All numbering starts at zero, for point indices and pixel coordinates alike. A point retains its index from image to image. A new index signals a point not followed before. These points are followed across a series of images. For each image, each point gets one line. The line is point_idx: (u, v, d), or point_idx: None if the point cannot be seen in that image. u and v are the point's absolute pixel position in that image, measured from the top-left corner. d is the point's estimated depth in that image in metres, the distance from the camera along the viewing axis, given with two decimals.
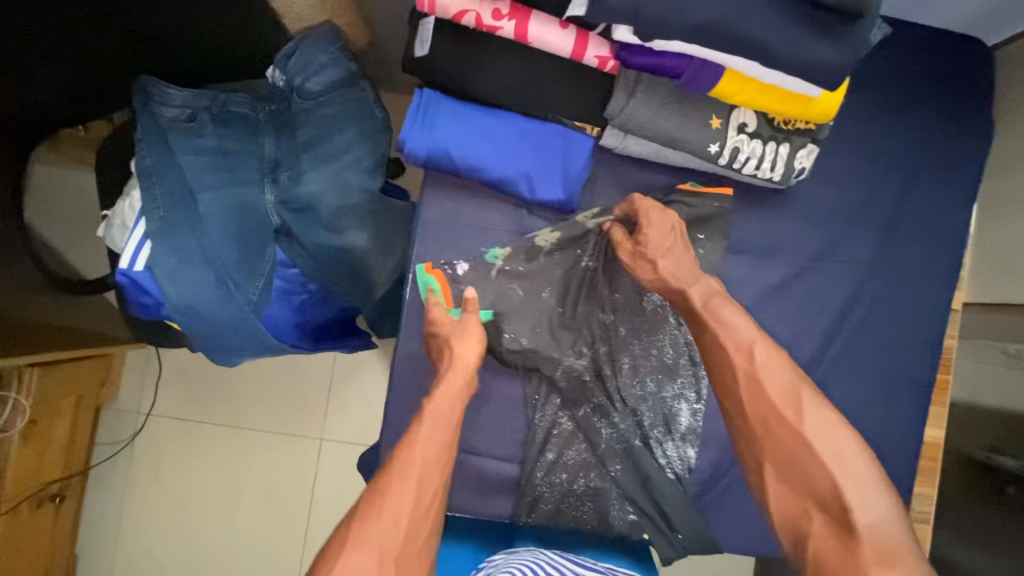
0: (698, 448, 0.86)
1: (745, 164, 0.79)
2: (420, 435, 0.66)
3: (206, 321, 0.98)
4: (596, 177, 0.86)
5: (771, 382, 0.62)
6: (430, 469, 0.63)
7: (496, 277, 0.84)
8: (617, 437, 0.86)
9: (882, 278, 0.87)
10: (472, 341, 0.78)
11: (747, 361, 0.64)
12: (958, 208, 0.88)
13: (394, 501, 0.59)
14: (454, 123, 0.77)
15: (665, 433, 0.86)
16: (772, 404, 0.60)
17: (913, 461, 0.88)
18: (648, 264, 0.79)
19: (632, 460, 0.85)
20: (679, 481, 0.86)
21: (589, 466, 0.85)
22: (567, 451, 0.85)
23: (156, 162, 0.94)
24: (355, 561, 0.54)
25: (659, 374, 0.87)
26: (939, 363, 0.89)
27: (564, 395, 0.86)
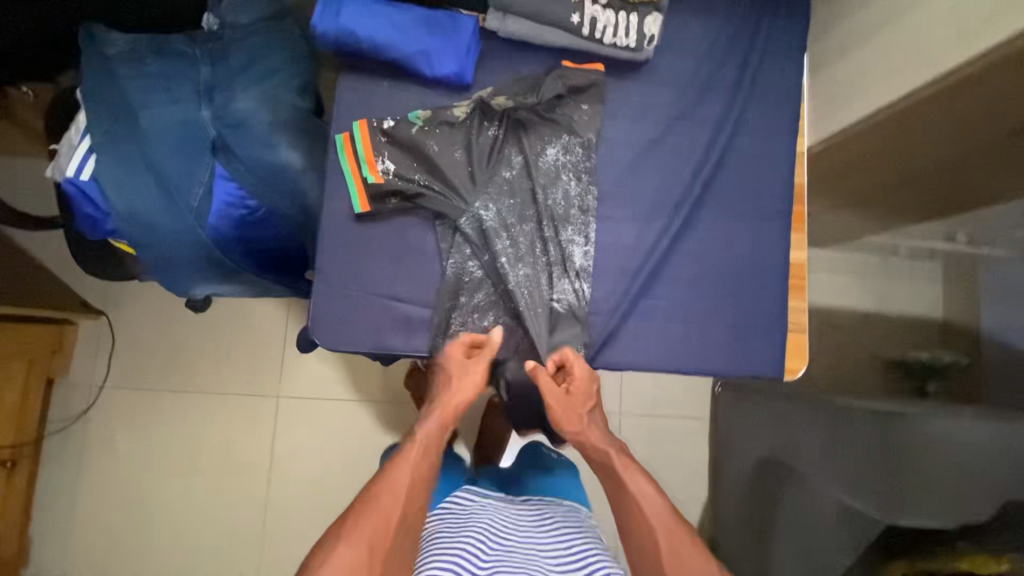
0: (592, 283, 0.97)
1: (604, 33, 0.95)
2: (409, 458, 0.77)
3: (149, 227, 1.07)
4: (487, 58, 1.00)
5: (658, 518, 0.75)
6: (415, 489, 0.75)
7: (416, 135, 0.93)
8: (520, 276, 0.95)
9: (736, 129, 1.04)
10: (471, 383, 0.86)
11: (666, 527, 0.74)
12: (791, 69, 1.06)
13: (379, 513, 0.72)
14: (357, 11, 0.92)
15: (559, 271, 0.96)
16: (670, 539, 0.73)
17: (785, 280, 1.01)
18: (575, 420, 0.86)
19: (537, 299, 0.94)
20: (573, 310, 0.95)
21: (498, 308, 0.95)
22: (475, 294, 0.95)
23: (100, 85, 1.06)
24: (345, 552, 0.68)
25: (554, 223, 0.97)
26: (795, 197, 1.04)
27: (467, 236, 0.95)
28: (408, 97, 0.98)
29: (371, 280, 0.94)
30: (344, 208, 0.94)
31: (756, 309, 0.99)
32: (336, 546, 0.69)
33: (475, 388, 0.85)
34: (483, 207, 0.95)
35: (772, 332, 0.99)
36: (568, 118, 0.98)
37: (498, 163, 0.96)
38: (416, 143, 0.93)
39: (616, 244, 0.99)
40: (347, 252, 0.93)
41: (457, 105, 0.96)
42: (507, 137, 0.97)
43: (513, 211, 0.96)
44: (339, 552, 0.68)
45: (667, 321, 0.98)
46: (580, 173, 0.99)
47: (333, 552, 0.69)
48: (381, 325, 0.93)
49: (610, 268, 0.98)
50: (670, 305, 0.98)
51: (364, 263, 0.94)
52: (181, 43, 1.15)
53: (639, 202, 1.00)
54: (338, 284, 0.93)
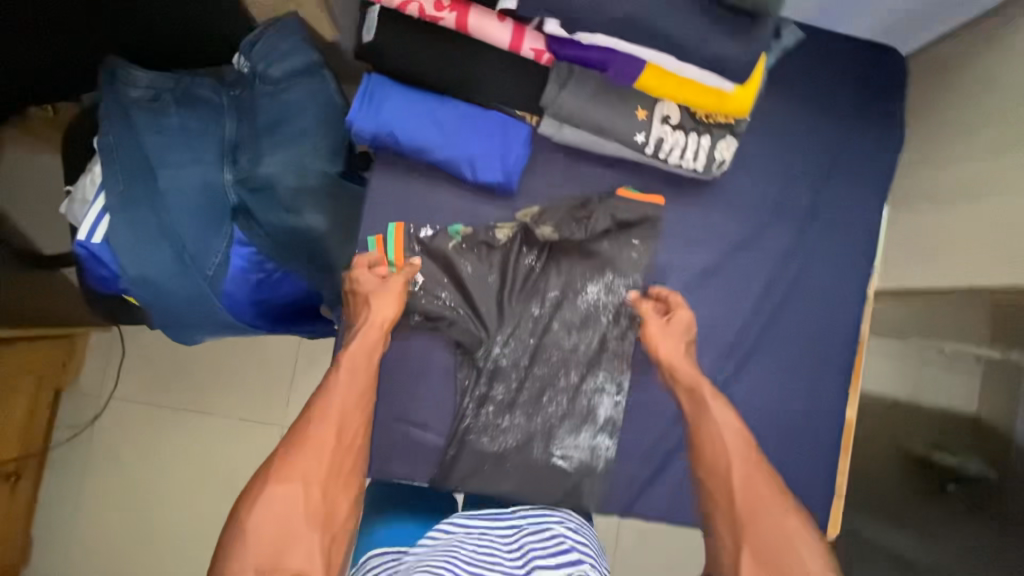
0: (617, 436, 0.91)
1: (670, 154, 0.86)
2: (339, 384, 0.73)
3: (162, 295, 1.01)
4: (537, 165, 0.91)
5: (734, 449, 0.66)
6: (350, 412, 0.71)
7: (451, 252, 0.88)
8: (538, 422, 0.89)
9: (799, 263, 0.95)
10: (388, 293, 0.80)
11: (744, 456, 0.66)
12: (868, 203, 0.96)
13: (310, 447, 0.66)
14: (400, 108, 0.83)
15: (580, 423, 0.90)
16: (759, 499, 0.62)
17: (834, 436, 0.95)
18: (664, 337, 0.81)
19: (554, 451, 0.89)
20: (589, 463, 0.89)
21: (507, 455, 0.88)
22: (485, 438, 0.88)
23: (118, 139, 0.98)
24: (277, 494, 0.62)
25: (583, 368, 0.90)
26: (857, 348, 0.96)
27: (488, 370, 0.88)
28: (448, 200, 0.89)
29: (387, 402, 0.87)
30: None
31: (793, 462, 0.94)
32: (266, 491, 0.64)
33: (395, 303, 0.80)
34: (506, 343, 0.89)
35: (808, 487, 0.94)
36: (615, 256, 0.91)
37: (530, 296, 0.90)
38: (450, 262, 0.87)
39: (653, 381, 0.92)
40: None
41: (500, 223, 0.89)
42: (545, 269, 0.91)
43: (533, 353, 0.90)
44: (268, 494, 0.62)
45: (701, 470, 0.92)
46: (620, 317, 0.91)
47: (258, 501, 0.62)
48: (393, 453, 0.87)
49: (643, 408, 0.92)
50: (709, 454, 0.92)
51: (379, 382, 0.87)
52: (207, 91, 1.07)
53: None
54: None
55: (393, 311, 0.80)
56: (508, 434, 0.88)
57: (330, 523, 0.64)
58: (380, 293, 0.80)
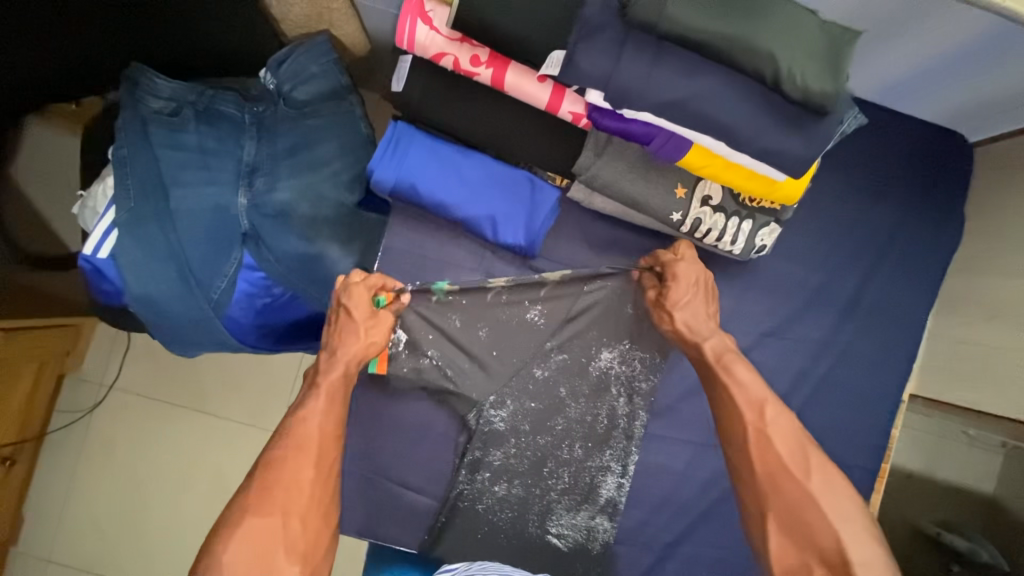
0: (617, 519, 0.86)
1: (706, 235, 0.80)
2: (316, 406, 0.68)
3: (164, 314, 0.99)
4: (563, 228, 0.86)
5: (742, 396, 0.65)
6: (329, 443, 0.66)
7: (433, 303, 0.80)
8: (534, 495, 0.84)
9: (833, 359, 0.88)
10: (382, 329, 0.74)
11: (754, 413, 0.64)
12: (915, 303, 0.90)
13: (292, 474, 0.62)
14: (424, 159, 0.78)
15: (579, 502, 0.85)
16: (780, 459, 0.60)
17: None
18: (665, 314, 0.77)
19: (549, 528, 0.84)
20: (584, 546, 0.85)
21: (500, 529, 0.84)
22: (477, 507, 0.84)
23: (133, 153, 0.95)
24: (253, 527, 0.58)
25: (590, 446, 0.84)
26: (884, 453, 0.90)
27: (483, 437, 0.84)
28: (465, 257, 0.85)
29: (375, 460, 0.84)
30: (375, 378, 0.83)
31: None
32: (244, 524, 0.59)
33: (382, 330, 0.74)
34: (509, 409, 0.83)
35: None
36: (639, 325, 0.83)
37: (530, 360, 0.83)
38: (435, 320, 0.80)
39: (663, 467, 0.87)
40: (358, 420, 0.84)
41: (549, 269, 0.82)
42: (545, 327, 0.83)
43: (535, 420, 0.84)
44: (246, 528, 0.57)
45: (703, 568, 0.87)
46: (633, 393, 0.85)
47: (235, 533, 0.58)
48: (385, 513, 0.85)
49: (650, 493, 0.87)
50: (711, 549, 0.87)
51: (374, 440, 0.85)
52: (229, 107, 1.03)
53: (699, 424, 0.87)
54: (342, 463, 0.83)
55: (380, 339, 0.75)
56: (502, 506, 0.84)
57: (311, 555, 0.60)
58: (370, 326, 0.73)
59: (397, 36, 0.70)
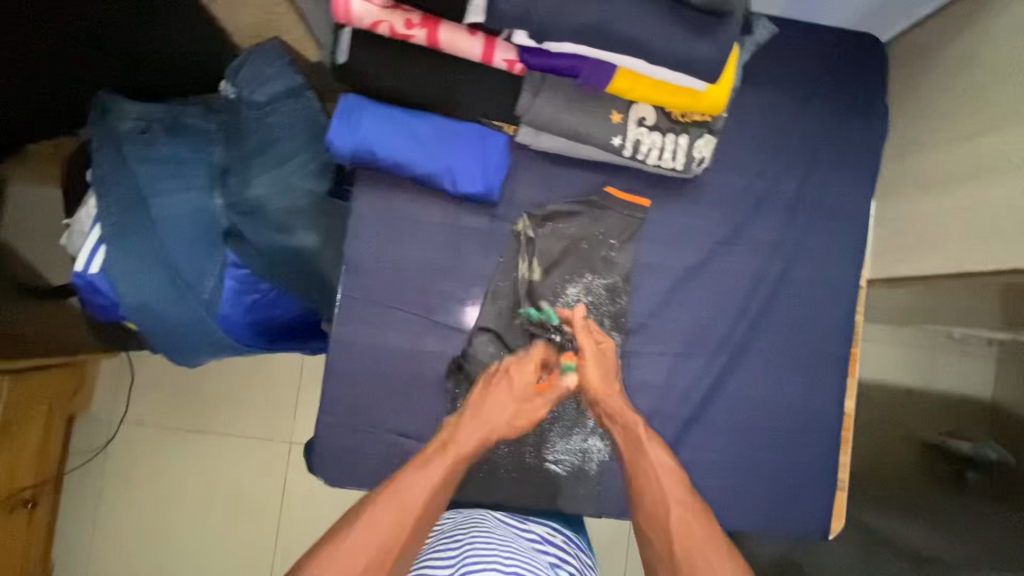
0: (609, 439, 0.91)
1: (648, 155, 0.86)
2: (438, 462, 0.69)
3: (160, 320, 1.04)
4: (517, 173, 0.92)
5: (666, 481, 0.71)
6: (435, 499, 0.66)
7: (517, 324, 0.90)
8: (527, 428, 0.89)
9: (790, 257, 0.94)
10: (538, 410, 0.82)
11: (679, 497, 0.69)
12: (858, 192, 0.96)
13: (398, 512, 0.62)
14: (378, 125, 0.84)
15: (571, 427, 0.90)
16: (699, 543, 0.64)
17: (837, 432, 0.94)
18: (598, 375, 0.83)
19: (546, 457, 0.89)
20: (581, 469, 0.90)
21: (500, 463, 0.88)
22: (475, 447, 0.88)
23: (110, 172, 1.01)
24: (348, 549, 0.57)
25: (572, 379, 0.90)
26: (853, 338, 0.95)
27: (470, 376, 0.89)
28: (430, 213, 0.90)
29: (372, 414, 0.88)
30: (362, 336, 0.88)
31: (793, 458, 0.92)
32: (338, 543, 0.58)
33: (531, 415, 0.81)
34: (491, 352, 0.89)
35: (809, 482, 0.93)
36: (594, 256, 0.92)
37: (506, 302, 0.91)
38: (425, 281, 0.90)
39: (646, 382, 0.91)
40: (350, 378, 0.87)
41: (518, 220, 0.91)
42: (513, 271, 0.91)
43: (514, 359, 0.89)
44: (344, 548, 0.57)
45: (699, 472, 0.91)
46: (604, 317, 0.91)
47: (330, 552, 0.57)
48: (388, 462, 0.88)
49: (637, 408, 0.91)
50: (704, 454, 0.91)
51: (368, 396, 0.88)
52: (196, 119, 1.10)
53: (674, 337, 0.92)
54: (343, 421, 0.88)
55: (536, 414, 0.81)
56: (499, 442, 0.88)
57: None
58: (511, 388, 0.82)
59: (334, 11, 0.76)
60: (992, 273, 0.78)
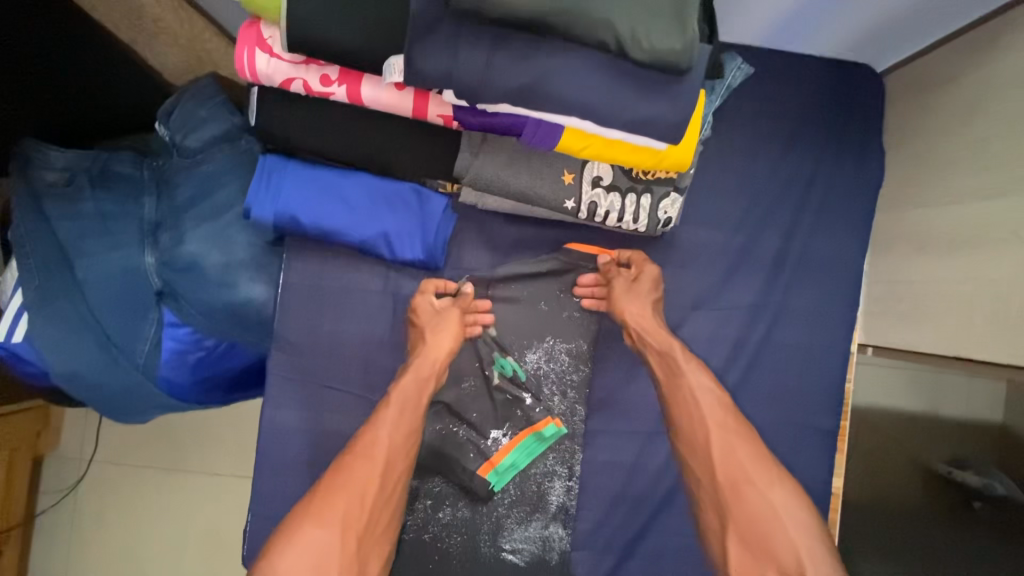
0: (571, 525, 0.82)
1: (606, 218, 0.76)
2: (386, 419, 0.72)
3: (93, 387, 0.97)
4: (465, 233, 0.83)
5: (707, 410, 0.72)
6: (395, 452, 0.71)
7: (495, 389, 0.83)
8: (481, 515, 0.81)
9: (771, 320, 0.84)
10: (450, 334, 0.78)
11: (718, 422, 0.70)
12: (849, 246, 0.85)
13: (355, 488, 0.66)
14: (303, 190, 0.75)
15: (530, 513, 0.82)
16: (745, 472, 0.66)
17: (825, 511, 0.85)
18: (637, 296, 0.79)
19: (502, 546, 0.81)
20: (540, 559, 0.81)
21: (452, 554, 0.80)
22: (425, 539, 0.80)
23: (29, 232, 0.92)
24: (314, 536, 0.62)
25: (535, 444, 0.82)
26: (842, 408, 0.86)
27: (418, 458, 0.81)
28: (368, 280, 0.82)
29: None
30: (297, 418, 0.81)
31: None
32: (303, 527, 0.63)
33: (451, 339, 0.78)
34: (444, 426, 0.81)
35: None
36: (555, 318, 0.84)
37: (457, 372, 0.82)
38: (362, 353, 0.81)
39: (611, 462, 0.83)
40: (286, 464, 0.81)
41: (462, 278, 0.82)
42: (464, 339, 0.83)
43: (465, 436, 0.82)
44: (308, 538, 0.62)
45: (671, 561, 0.83)
46: (566, 388, 0.83)
47: (297, 536, 0.62)
48: None
49: (601, 491, 0.83)
50: (678, 543, 0.81)
51: (306, 483, 0.81)
52: (126, 167, 1.01)
53: (642, 410, 0.83)
54: (278, 512, 0.80)
55: (451, 347, 0.78)
56: (452, 531, 0.81)
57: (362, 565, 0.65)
58: (438, 327, 0.78)
59: (239, 69, 0.67)
60: (998, 362, 0.68)
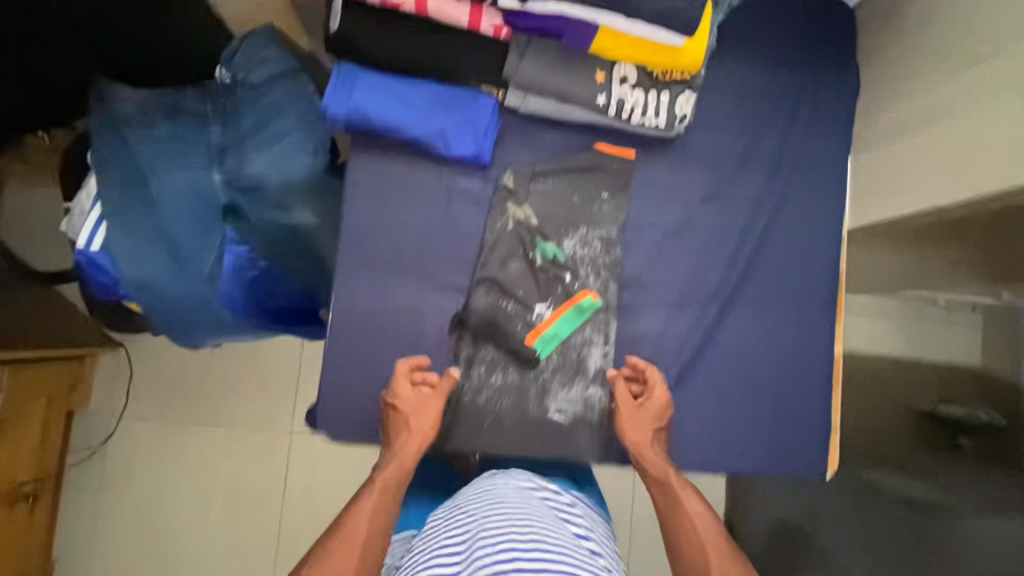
0: (607, 387, 0.94)
1: (632, 114, 0.90)
2: (367, 502, 0.71)
3: (161, 297, 1.06)
4: (507, 136, 0.95)
5: (703, 527, 0.70)
6: (374, 536, 0.67)
7: (540, 271, 0.95)
8: (528, 379, 0.93)
9: (772, 209, 0.97)
10: (429, 415, 0.83)
11: (716, 542, 0.69)
12: (837, 147, 1.00)
13: (332, 568, 0.63)
14: (373, 90, 0.87)
15: (571, 377, 0.94)
16: None
17: (825, 374, 0.97)
18: (640, 431, 0.84)
19: (549, 406, 0.93)
20: (580, 416, 0.93)
21: (504, 414, 0.92)
22: (480, 399, 0.92)
23: (112, 154, 1.05)
24: None
25: (573, 317, 0.94)
26: (837, 286, 0.98)
27: (474, 328, 0.93)
28: (425, 175, 0.93)
29: (376, 367, 0.91)
30: (364, 295, 0.91)
31: (787, 402, 0.97)
32: None
33: (429, 423, 0.82)
34: (499, 301, 0.93)
35: (800, 422, 0.97)
36: (587, 210, 0.96)
37: (507, 255, 0.94)
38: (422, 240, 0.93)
39: (638, 332, 0.95)
40: (354, 336, 0.91)
41: (504, 175, 0.95)
42: (510, 232, 0.94)
43: (513, 311, 0.93)
44: None
45: (693, 417, 0.95)
46: (599, 269, 0.95)
47: None
48: None
49: (630, 357, 0.95)
50: (700, 400, 0.95)
51: (372, 353, 0.92)
52: (194, 102, 1.12)
53: (665, 286, 0.96)
54: (349, 377, 0.91)
55: (429, 429, 0.82)
56: (503, 392, 0.92)
57: None
58: (416, 411, 0.83)
59: None
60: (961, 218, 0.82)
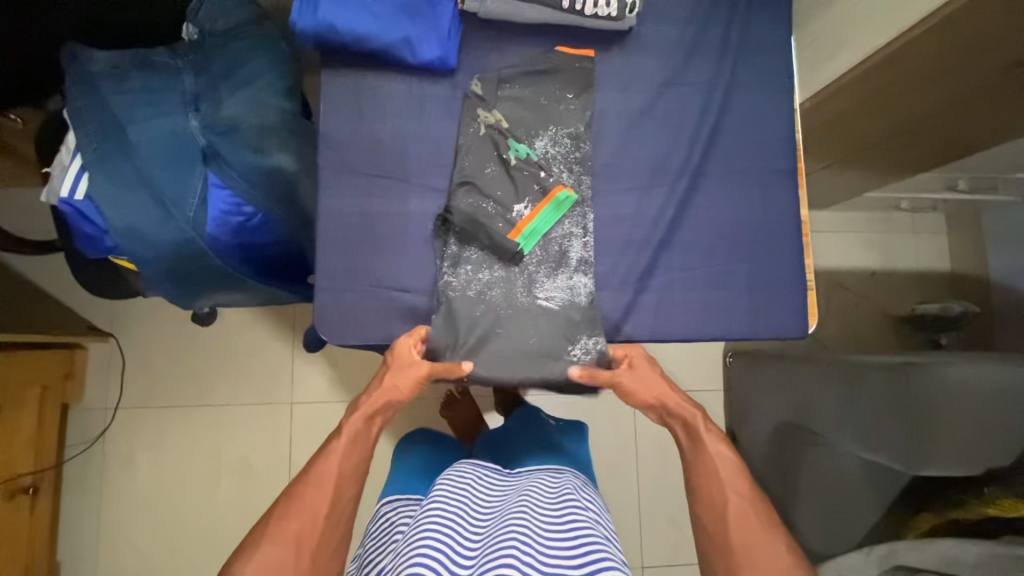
0: (592, 273, 0.97)
1: (584, 4, 0.96)
2: (337, 447, 0.78)
3: (148, 243, 1.06)
4: (469, 44, 1.00)
5: (724, 473, 0.79)
6: (346, 481, 0.76)
7: (516, 170, 0.98)
8: (513, 274, 0.96)
9: (726, 89, 1.03)
10: (405, 377, 0.86)
11: (739, 490, 0.77)
12: (779, 27, 1.06)
13: (307, 509, 0.72)
14: (335, 3, 0.91)
15: (556, 267, 0.96)
16: (756, 535, 0.73)
17: (797, 237, 1.02)
18: (655, 384, 0.90)
19: (537, 294, 0.95)
20: (571, 302, 0.95)
21: (495, 306, 0.94)
22: (469, 294, 0.94)
23: (87, 103, 1.06)
24: (268, 553, 0.69)
25: (552, 213, 0.97)
26: (796, 154, 1.04)
27: (457, 230, 0.95)
28: (394, 85, 0.97)
29: (368, 270, 0.94)
30: (349, 203, 0.94)
31: (768, 267, 1.00)
32: (259, 548, 0.69)
33: (406, 385, 0.86)
34: (479, 202, 0.96)
35: (782, 284, 1.00)
36: (554, 110, 1.00)
37: (481, 158, 0.97)
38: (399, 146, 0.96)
39: (616, 215, 0.99)
40: (343, 244, 0.93)
41: (470, 84, 0.99)
42: (482, 138, 0.98)
43: (493, 208, 0.96)
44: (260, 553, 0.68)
45: (678, 289, 0.98)
46: (571, 164, 0.99)
47: (254, 554, 0.69)
48: (387, 318, 0.93)
49: (612, 239, 0.99)
50: (682, 272, 0.99)
51: (364, 258, 0.94)
52: (164, 57, 1.15)
53: (636, 170, 1.01)
54: (344, 281, 0.93)
55: (407, 389, 0.86)
56: (490, 287, 0.95)
57: None
58: (397, 371, 0.87)
59: None
60: None
